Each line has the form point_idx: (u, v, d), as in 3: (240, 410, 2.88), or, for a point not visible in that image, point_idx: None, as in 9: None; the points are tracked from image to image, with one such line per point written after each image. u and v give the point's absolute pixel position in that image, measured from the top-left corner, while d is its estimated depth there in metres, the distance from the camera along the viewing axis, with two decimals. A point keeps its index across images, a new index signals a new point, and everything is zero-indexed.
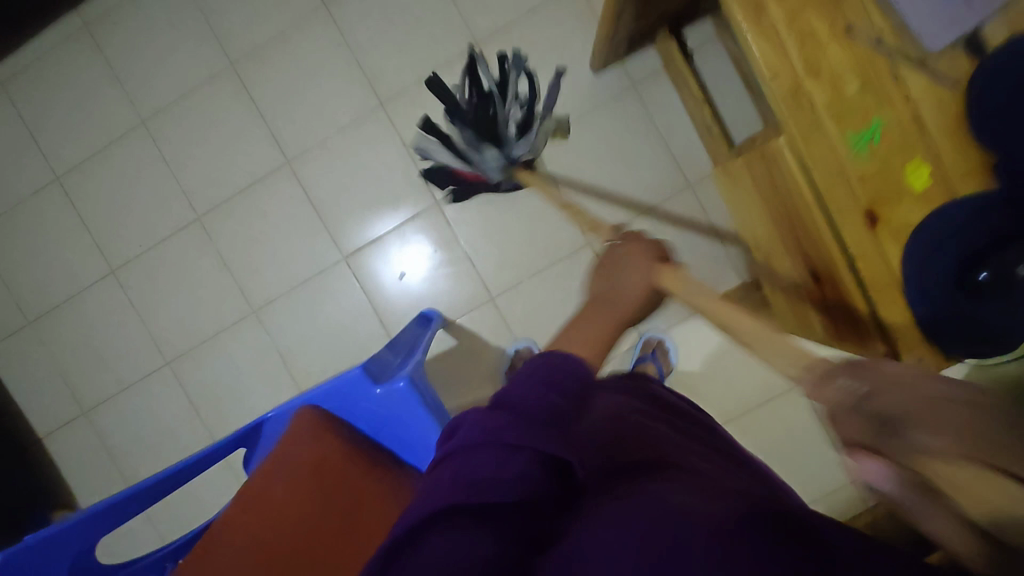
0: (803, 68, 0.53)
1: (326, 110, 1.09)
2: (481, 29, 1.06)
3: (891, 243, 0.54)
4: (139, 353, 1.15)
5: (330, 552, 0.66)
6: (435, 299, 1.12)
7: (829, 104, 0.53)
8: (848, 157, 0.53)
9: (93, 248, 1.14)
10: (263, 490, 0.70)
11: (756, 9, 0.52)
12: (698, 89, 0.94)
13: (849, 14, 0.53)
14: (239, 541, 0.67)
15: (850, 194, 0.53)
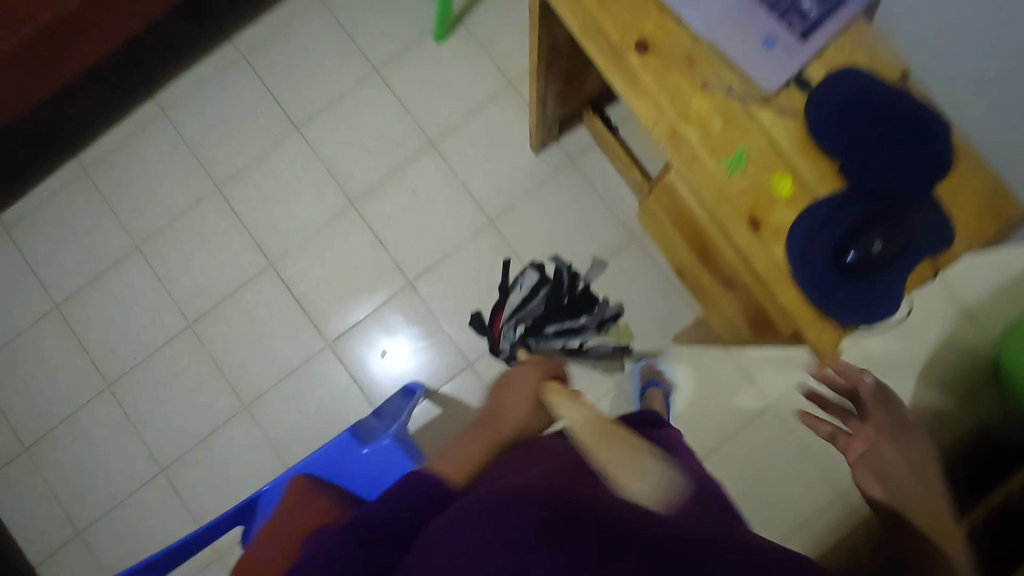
0: (673, 113, 0.65)
1: (303, 215, 1.22)
2: (434, 130, 1.22)
3: (773, 240, 0.62)
4: (134, 464, 1.17)
5: None
6: (417, 372, 1.18)
7: (700, 139, 0.64)
8: (724, 178, 0.64)
9: (89, 366, 1.20)
10: (259, 561, 0.71)
11: (629, 80, 0.66)
12: (625, 155, 1.09)
13: (703, 72, 0.66)
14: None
15: (732, 206, 0.63)
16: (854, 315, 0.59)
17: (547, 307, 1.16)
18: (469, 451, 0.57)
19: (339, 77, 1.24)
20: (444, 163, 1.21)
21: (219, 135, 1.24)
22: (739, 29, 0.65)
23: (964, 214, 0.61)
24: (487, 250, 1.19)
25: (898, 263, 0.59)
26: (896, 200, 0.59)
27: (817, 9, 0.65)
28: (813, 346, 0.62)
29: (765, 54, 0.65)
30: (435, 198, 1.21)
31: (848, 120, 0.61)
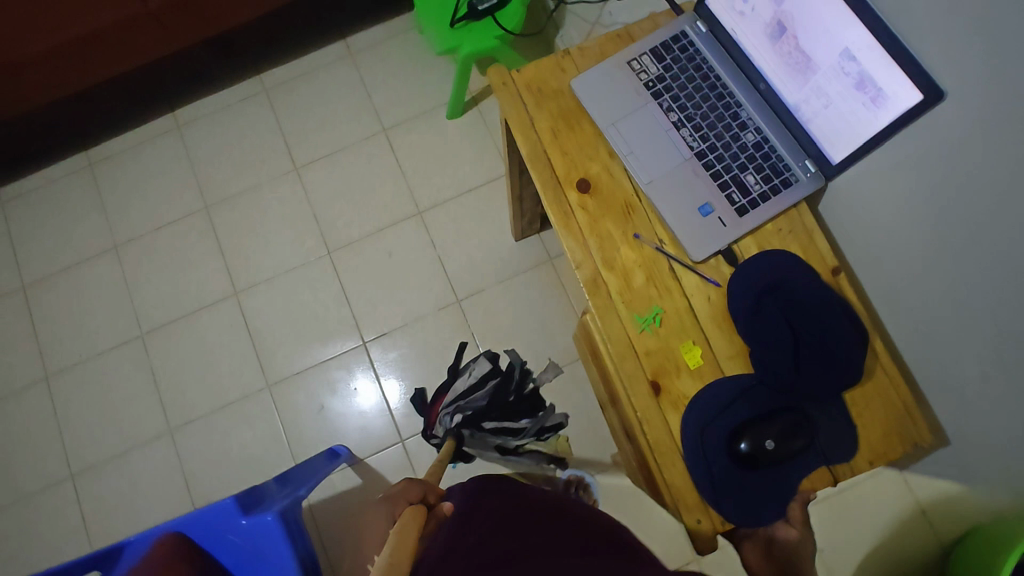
0: (600, 259, 0.67)
1: (279, 254, 1.23)
2: (425, 199, 1.24)
3: (670, 409, 0.63)
4: (45, 463, 1.15)
5: None
6: (348, 435, 1.15)
7: (619, 290, 0.66)
8: (636, 334, 0.65)
9: (34, 354, 1.21)
10: None
11: (565, 216, 0.68)
12: None
13: (638, 225, 0.68)
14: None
15: (636, 363, 0.64)
16: (742, 513, 0.60)
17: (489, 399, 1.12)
18: None
19: (347, 130, 1.28)
20: (426, 233, 1.23)
21: (222, 159, 1.28)
22: (679, 189, 0.67)
23: (873, 426, 0.61)
24: (447, 327, 1.18)
25: (792, 467, 0.61)
26: (798, 403, 0.62)
27: (760, 186, 0.66)
28: (689, 532, 0.60)
29: (698, 220, 0.66)
30: (409, 266, 1.21)
31: (770, 313, 0.63)
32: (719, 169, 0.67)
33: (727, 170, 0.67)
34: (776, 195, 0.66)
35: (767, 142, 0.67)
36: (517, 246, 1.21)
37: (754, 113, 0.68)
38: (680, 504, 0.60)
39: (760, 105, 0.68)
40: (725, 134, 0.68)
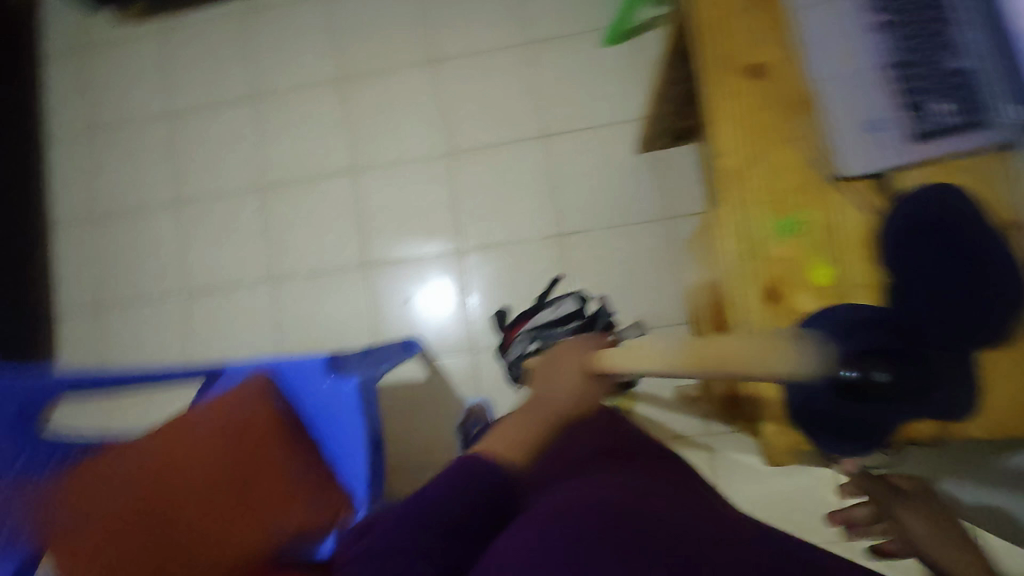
0: (750, 156, 0.59)
1: (400, 142, 1.23)
2: (554, 121, 1.17)
3: (781, 318, 0.57)
4: (165, 278, 1.29)
5: (222, 511, 0.70)
6: (422, 334, 1.20)
7: (762, 190, 0.59)
8: (766, 238, 0.58)
9: (172, 179, 1.32)
10: (191, 429, 0.74)
11: (723, 100, 0.61)
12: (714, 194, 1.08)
13: (799, 131, 0.59)
14: (147, 469, 0.68)
15: (758, 267, 0.58)
16: (840, 443, 0.54)
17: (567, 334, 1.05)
18: (502, 439, 0.48)
19: (496, 32, 1.22)
20: (546, 157, 1.17)
21: (369, 33, 1.27)
22: (856, 99, 0.57)
23: (998, 389, 0.54)
24: (542, 258, 1.17)
25: (899, 411, 0.49)
26: (927, 344, 0.48)
27: (947, 118, 0.54)
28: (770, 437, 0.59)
29: (861, 138, 0.56)
30: (521, 185, 1.18)
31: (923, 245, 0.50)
32: (906, 88, 0.56)
33: (916, 91, 0.55)
34: (964, 133, 0.54)
35: (975, 72, 0.53)
36: (636, 195, 1.14)
37: (974, 34, 0.54)
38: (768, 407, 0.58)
39: (985, 25, 0.53)
40: (926, 54, 0.55)
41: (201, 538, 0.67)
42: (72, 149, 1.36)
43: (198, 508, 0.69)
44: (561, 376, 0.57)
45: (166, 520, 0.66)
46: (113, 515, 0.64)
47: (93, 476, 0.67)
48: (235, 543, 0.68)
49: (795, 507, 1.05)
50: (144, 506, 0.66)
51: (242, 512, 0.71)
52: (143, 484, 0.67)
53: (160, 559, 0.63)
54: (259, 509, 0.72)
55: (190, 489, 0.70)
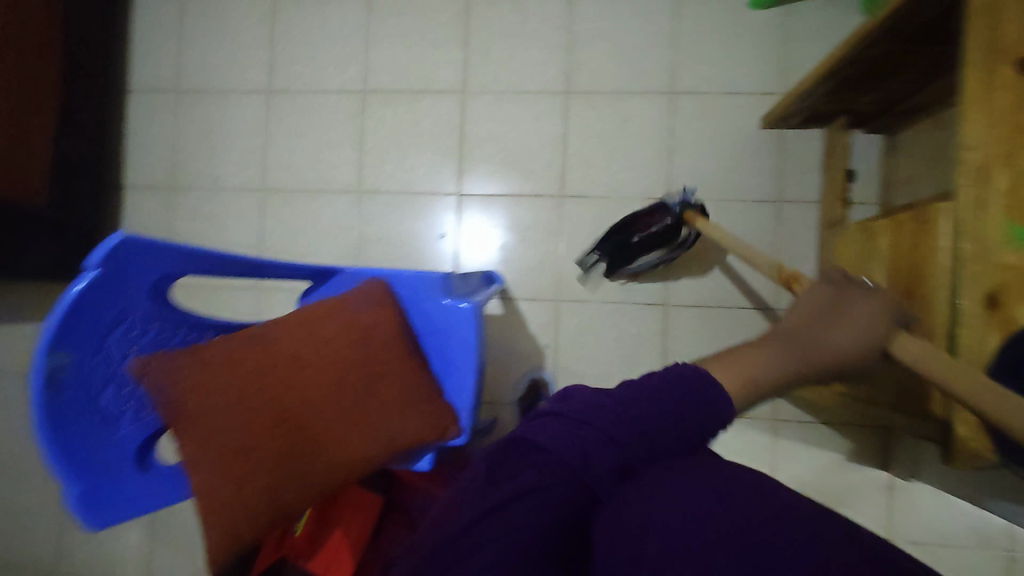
0: (1002, 150, 0.52)
1: (519, 71, 1.17)
2: (685, 81, 1.13)
3: (996, 329, 0.51)
4: (245, 167, 1.23)
5: (345, 411, 0.68)
6: (506, 272, 1.16)
7: (1008, 191, 0.51)
8: (998, 242, 0.51)
9: (265, 64, 1.23)
10: (318, 325, 0.71)
11: (983, 84, 0.52)
12: (843, 186, 1.02)
13: None
14: (275, 359, 0.67)
15: (983, 270, 0.51)
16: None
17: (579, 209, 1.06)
18: (750, 362, 0.45)
19: None
20: (668, 118, 1.14)
21: None
22: None
23: None
24: None
25: None
26: None
27: None
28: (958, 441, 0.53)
29: None
30: (636, 141, 1.14)
31: None
32: None
33: None
34: None
35: None
36: (753, 172, 1.11)
37: None
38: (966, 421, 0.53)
39: None
40: None
41: (326, 436, 0.67)
42: (159, 9, 1.26)
43: (324, 406, 0.68)
44: (842, 328, 0.53)
45: (293, 412, 0.66)
46: (244, 398, 0.64)
47: (225, 357, 0.66)
48: (355, 446, 0.68)
49: (847, 505, 1.06)
50: (273, 395, 0.65)
51: (363, 417, 0.69)
52: (271, 374, 0.66)
53: (287, 448, 0.65)
54: (377, 417, 0.70)
55: (316, 387, 0.68)
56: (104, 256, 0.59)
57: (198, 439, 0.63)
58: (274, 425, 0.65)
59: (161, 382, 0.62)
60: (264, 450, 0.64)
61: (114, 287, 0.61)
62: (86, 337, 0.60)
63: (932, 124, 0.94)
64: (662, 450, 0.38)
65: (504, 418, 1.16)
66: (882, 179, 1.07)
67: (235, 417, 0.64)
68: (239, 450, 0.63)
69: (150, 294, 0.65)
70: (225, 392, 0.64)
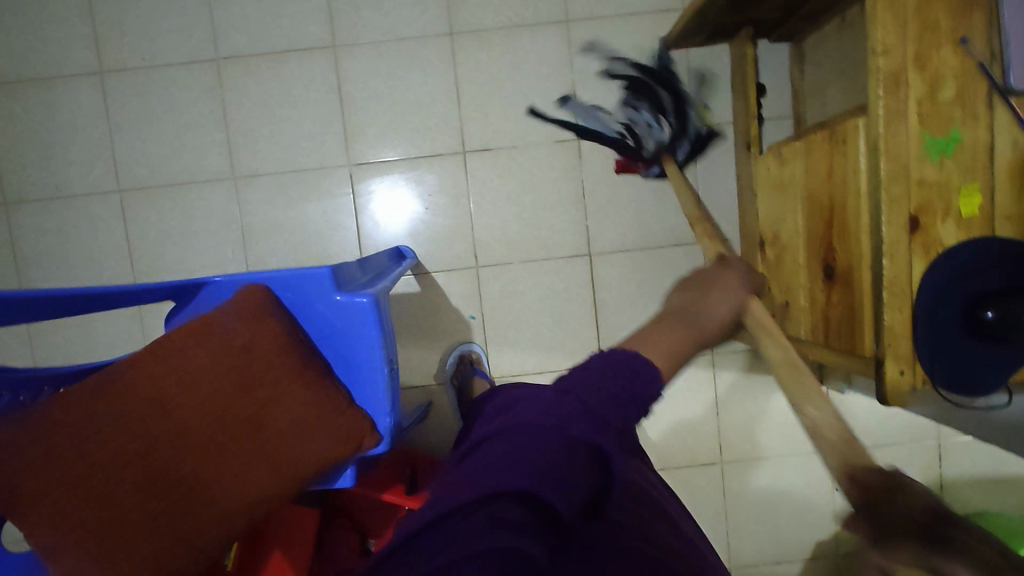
0: (913, 53, 0.46)
1: (395, 15, 1.03)
2: (579, 4, 1.03)
3: (919, 253, 0.48)
4: (92, 168, 1.05)
5: (233, 450, 0.59)
6: (418, 245, 1.06)
7: (921, 98, 0.47)
8: (915, 157, 0.47)
9: (89, 40, 1.03)
10: (182, 358, 0.60)
11: None
12: (754, 103, 0.97)
13: (973, 25, 0.46)
14: (135, 406, 0.57)
15: (903, 191, 0.47)
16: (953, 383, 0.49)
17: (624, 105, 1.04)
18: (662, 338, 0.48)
19: None
20: (568, 49, 1.03)
21: None
22: None
23: None
24: (555, 165, 1.05)
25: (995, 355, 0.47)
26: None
27: None
28: (884, 383, 0.49)
29: None
30: (537, 79, 1.04)
31: None
32: None
33: None
34: None
35: None
36: (664, 98, 1.04)
37: None
38: (891, 362, 0.49)
39: None
40: None
41: (212, 484, 0.58)
42: None
43: (205, 449, 0.58)
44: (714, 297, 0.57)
45: (166, 464, 0.56)
46: (103, 460, 0.54)
47: (68, 419, 0.55)
48: (252, 485, 0.59)
49: (789, 423, 1.08)
50: (137, 451, 0.56)
51: (257, 450, 0.60)
52: (132, 424, 0.56)
53: (168, 504, 0.55)
54: (275, 447, 0.61)
55: (192, 429, 0.58)
56: None
57: (51, 521, 0.52)
58: (147, 483, 0.55)
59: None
60: (138, 514, 0.54)
61: None
62: None
63: (837, 25, 0.88)
64: (599, 407, 0.39)
65: (441, 399, 1.09)
66: (793, 90, 1.02)
67: (93, 484, 0.54)
68: (103, 524, 0.53)
69: None
70: (77, 457, 0.54)
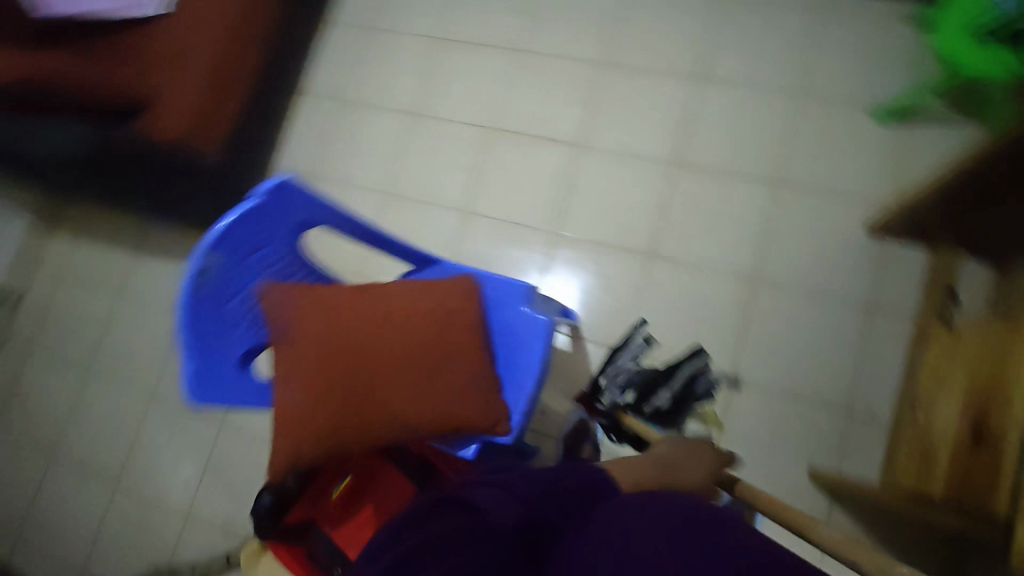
0: None
1: (635, 138, 1.28)
2: (793, 174, 1.19)
3: None
4: (372, 170, 1.36)
5: (416, 380, 0.75)
6: (581, 313, 1.21)
7: None
8: None
9: (414, 90, 1.39)
10: (413, 300, 0.78)
11: None
12: (941, 296, 0.99)
13: None
14: (373, 317, 0.75)
15: None
16: None
17: (629, 372, 1.10)
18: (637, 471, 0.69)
19: (767, 73, 1.25)
20: (770, 205, 1.18)
21: (642, 34, 1.32)
22: None
23: None
24: (725, 292, 1.16)
25: None
26: None
27: None
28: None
29: None
30: (734, 219, 1.19)
31: None
32: None
33: None
34: None
35: None
36: (852, 271, 1.11)
37: None
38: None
39: None
40: None
41: (392, 395, 0.73)
42: (340, 30, 1.46)
43: (399, 369, 0.74)
44: (694, 465, 0.73)
45: (372, 365, 0.73)
46: (335, 344, 0.72)
47: (331, 303, 0.74)
48: (414, 412, 0.74)
49: None
50: (361, 346, 0.73)
51: (429, 390, 0.75)
52: (362, 330, 0.74)
53: (357, 396, 0.72)
54: (441, 394, 0.76)
55: (398, 350, 0.75)
56: (274, 188, 0.67)
57: (289, 366, 0.71)
58: (352, 374, 0.72)
59: (275, 309, 0.71)
60: (337, 392, 0.71)
61: (271, 218, 0.69)
62: (237, 251, 0.68)
63: None
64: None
65: (546, 452, 1.17)
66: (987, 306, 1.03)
67: (323, 357, 0.72)
68: (319, 382, 0.71)
69: (291, 234, 0.73)
70: (321, 334, 0.72)
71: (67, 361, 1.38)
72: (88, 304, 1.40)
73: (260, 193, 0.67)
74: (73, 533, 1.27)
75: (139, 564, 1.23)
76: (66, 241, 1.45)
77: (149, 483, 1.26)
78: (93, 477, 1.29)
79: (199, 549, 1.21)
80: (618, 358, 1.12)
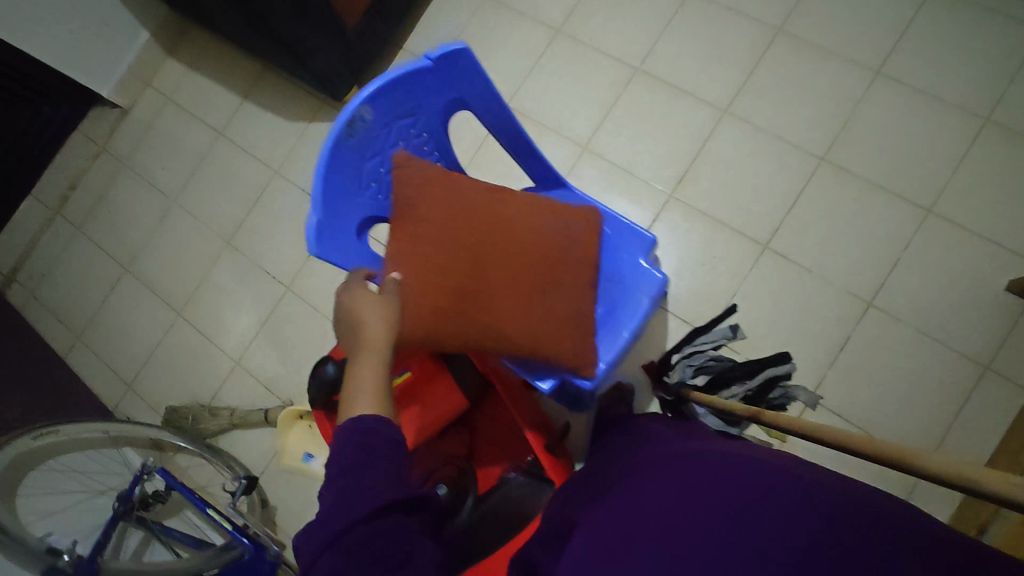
0: None
1: (787, 120, 1.16)
2: (947, 206, 1.07)
3: None
4: (500, 79, 1.29)
5: (529, 295, 0.69)
6: (673, 287, 1.15)
7: None
8: None
9: (566, 5, 1.30)
10: (539, 214, 0.73)
11: None
12: None
13: None
14: (499, 217, 0.70)
15: None
16: None
17: (703, 357, 1.06)
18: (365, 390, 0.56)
19: (956, 88, 1.11)
20: (911, 232, 1.07)
21: (832, 9, 1.18)
22: None
23: None
24: (834, 309, 1.07)
25: None
26: None
27: None
28: None
29: None
30: (868, 236, 1.09)
31: None
32: None
33: None
34: None
35: None
36: (971, 327, 1.02)
37: None
38: None
39: None
40: None
41: (502, 302, 0.68)
42: None
43: (515, 278, 0.69)
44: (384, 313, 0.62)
45: (490, 265, 0.68)
46: (456, 232, 0.67)
47: (461, 191, 0.69)
48: (520, 327, 0.69)
49: None
50: (482, 243, 0.68)
51: (539, 308, 0.70)
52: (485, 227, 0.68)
53: (466, 291, 0.66)
54: (549, 316, 0.70)
55: (517, 258, 0.69)
56: (448, 53, 0.62)
57: (404, 242, 0.66)
58: (466, 266, 0.67)
59: (407, 180, 0.66)
60: (447, 279, 0.66)
61: (432, 86, 0.64)
62: (390, 110, 0.63)
63: None
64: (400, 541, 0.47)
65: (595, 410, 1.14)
66: None
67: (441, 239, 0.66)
68: (434, 267, 0.65)
69: (443, 111, 0.68)
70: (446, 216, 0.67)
71: (158, 186, 1.40)
72: (187, 136, 1.41)
73: (434, 53, 0.62)
74: (131, 347, 1.34)
75: (183, 395, 1.28)
76: (181, 69, 1.44)
77: (208, 322, 1.30)
78: (159, 302, 1.34)
79: (240, 398, 1.25)
80: (695, 340, 1.08)
